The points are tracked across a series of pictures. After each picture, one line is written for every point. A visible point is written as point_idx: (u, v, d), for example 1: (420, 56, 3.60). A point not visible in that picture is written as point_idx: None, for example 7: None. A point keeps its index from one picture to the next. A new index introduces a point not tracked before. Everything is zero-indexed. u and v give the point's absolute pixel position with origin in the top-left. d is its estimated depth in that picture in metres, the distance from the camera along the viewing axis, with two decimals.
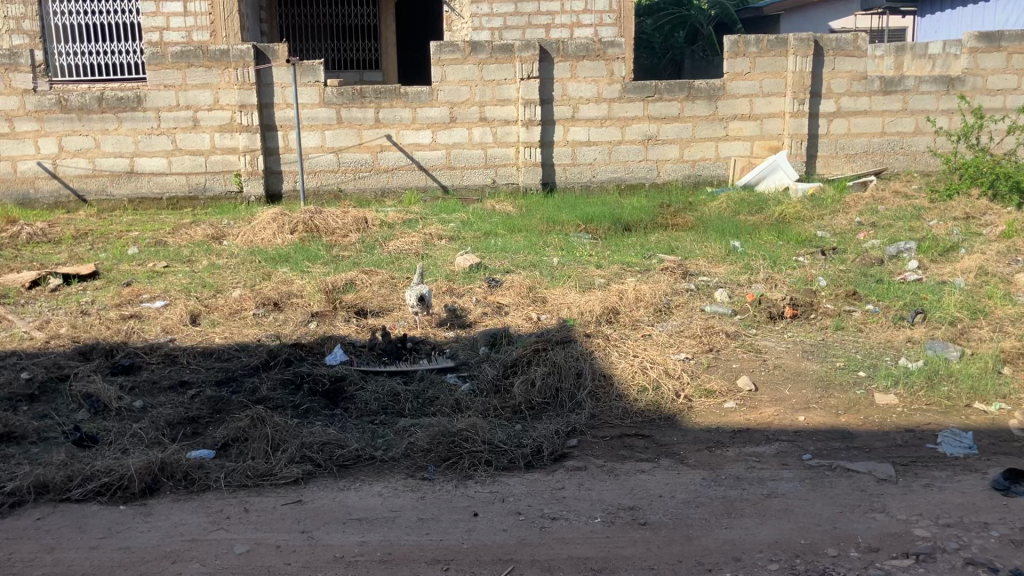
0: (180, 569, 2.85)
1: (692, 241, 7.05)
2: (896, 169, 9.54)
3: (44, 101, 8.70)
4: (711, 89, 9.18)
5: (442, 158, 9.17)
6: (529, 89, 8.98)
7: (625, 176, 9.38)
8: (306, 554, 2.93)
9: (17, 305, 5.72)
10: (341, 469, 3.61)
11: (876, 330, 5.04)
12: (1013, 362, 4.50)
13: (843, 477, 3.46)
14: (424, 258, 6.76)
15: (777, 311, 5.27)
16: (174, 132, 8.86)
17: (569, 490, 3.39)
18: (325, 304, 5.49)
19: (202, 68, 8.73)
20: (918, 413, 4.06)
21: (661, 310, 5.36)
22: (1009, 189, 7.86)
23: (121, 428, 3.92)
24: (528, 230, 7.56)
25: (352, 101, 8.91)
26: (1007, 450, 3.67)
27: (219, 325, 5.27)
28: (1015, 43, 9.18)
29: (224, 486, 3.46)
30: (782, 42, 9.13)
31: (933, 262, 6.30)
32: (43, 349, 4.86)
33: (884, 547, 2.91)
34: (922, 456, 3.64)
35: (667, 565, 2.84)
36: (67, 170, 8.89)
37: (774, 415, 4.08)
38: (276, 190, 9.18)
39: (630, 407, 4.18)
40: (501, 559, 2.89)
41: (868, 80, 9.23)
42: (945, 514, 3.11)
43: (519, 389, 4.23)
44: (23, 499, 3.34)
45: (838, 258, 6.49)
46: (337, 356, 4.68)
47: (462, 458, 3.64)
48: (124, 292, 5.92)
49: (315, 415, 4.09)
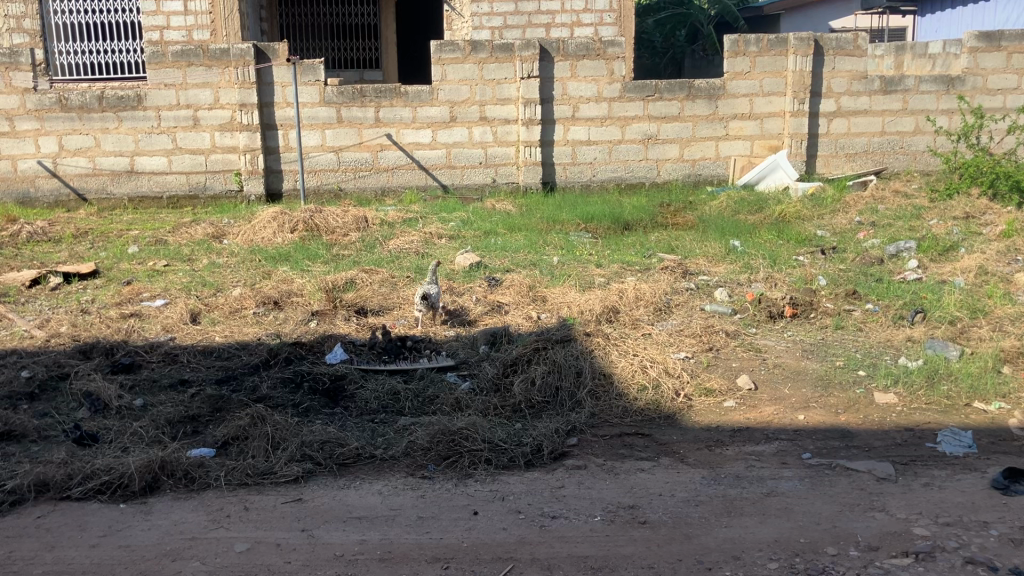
0: (180, 567, 2.85)
1: (692, 240, 7.05)
2: (896, 168, 9.54)
3: (44, 100, 8.71)
4: (711, 89, 9.17)
5: (443, 157, 9.17)
6: (529, 88, 8.98)
7: (625, 175, 9.38)
8: (306, 552, 2.93)
9: (17, 304, 5.73)
10: (341, 467, 3.62)
11: (876, 330, 5.04)
12: (1012, 361, 4.50)
13: (843, 476, 3.46)
14: (424, 257, 6.76)
15: (777, 311, 5.27)
16: (174, 131, 8.87)
17: (569, 489, 3.40)
18: (325, 303, 5.49)
19: (202, 67, 8.73)
20: (917, 412, 4.07)
21: (661, 309, 5.37)
22: (1009, 189, 7.86)
23: (121, 426, 3.92)
24: (528, 229, 7.56)
25: (353, 100, 8.91)
26: (1007, 450, 3.67)
27: (219, 324, 5.28)
28: (1015, 43, 9.18)
29: (224, 484, 3.46)
30: (782, 42, 9.12)
31: (933, 262, 6.30)
32: (43, 348, 4.87)
33: (884, 546, 2.91)
34: (921, 455, 3.64)
35: (667, 564, 2.84)
36: (67, 169, 8.89)
37: (774, 414, 4.09)
38: (276, 189, 9.18)
39: (630, 406, 4.18)
40: (501, 558, 2.89)
41: (868, 80, 9.23)
42: (944, 512, 3.12)
43: (519, 387, 4.24)
44: (23, 497, 3.35)
45: (838, 257, 6.49)
46: (337, 354, 4.68)
47: (462, 456, 3.65)
48: (125, 290, 5.93)
49: (315, 413, 4.10)
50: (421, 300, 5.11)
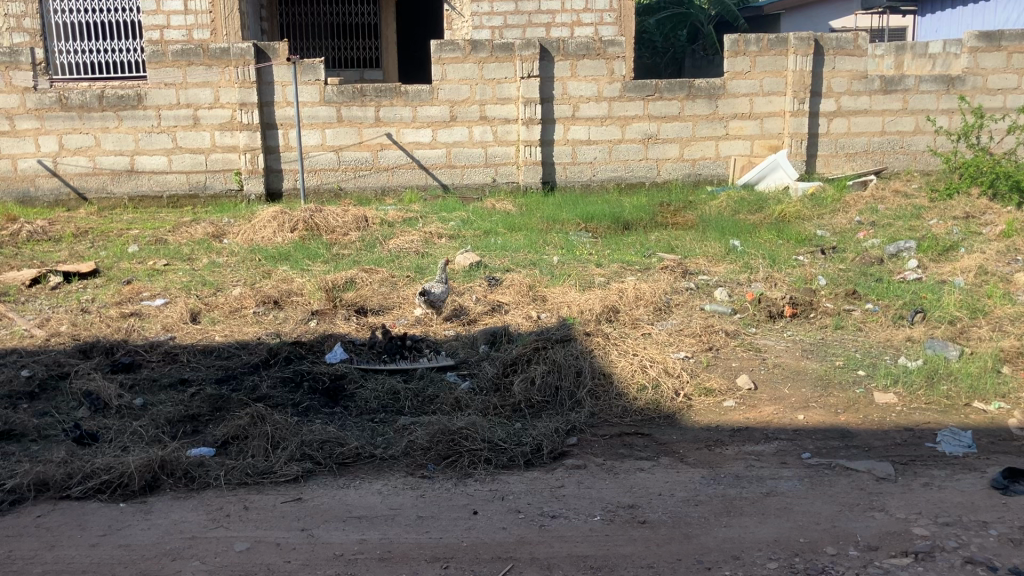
0: (180, 566, 2.85)
1: (691, 240, 7.05)
2: (896, 168, 9.54)
3: (44, 99, 8.71)
4: (711, 88, 9.17)
5: (443, 157, 9.17)
6: (529, 88, 8.98)
7: (625, 175, 9.38)
8: (305, 552, 2.93)
9: (17, 303, 5.73)
10: (341, 467, 3.62)
11: (875, 330, 5.04)
12: (1012, 361, 4.50)
13: (842, 476, 3.46)
14: (424, 257, 6.76)
15: (777, 310, 5.27)
16: (174, 130, 8.87)
17: (569, 489, 3.40)
18: (325, 303, 5.50)
19: (202, 66, 8.73)
20: (917, 412, 4.07)
21: (661, 308, 5.37)
22: (1009, 189, 7.86)
23: (121, 426, 3.93)
24: (528, 229, 7.56)
25: (353, 99, 8.91)
26: (1007, 450, 3.67)
27: (219, 323, 5.28)
28: (1015, 42, 9.18)
29: (224, 484, 3.47)
30: (782, 42, 9.12)
31: (933, 261, 6.30)
32: (43, 347, 4.88)
33: (883, 546, 2.91)
34: (921, 455, 3.64)
35: (667, 563, 2.84)
36: (67, 168, 8.90)
37: (773, 414, 4.09)
38: (276, 189, 9.18)
39: (630, 406, 4.19)
40: (501, 557, 2.90)
41: (868, 80, 9.23)
42: (944, 512, 3.12)
43: (519, 387, 4.24)
44: (23, 496, 3.35)
45: (838, 257, 6.50)
46: (337, 354, 4.69)
47: (461, 456, 3.65)
48: (125, 290, 5.93)
49: (314, 413, 4.10)
50: (420, 297, 5.26)
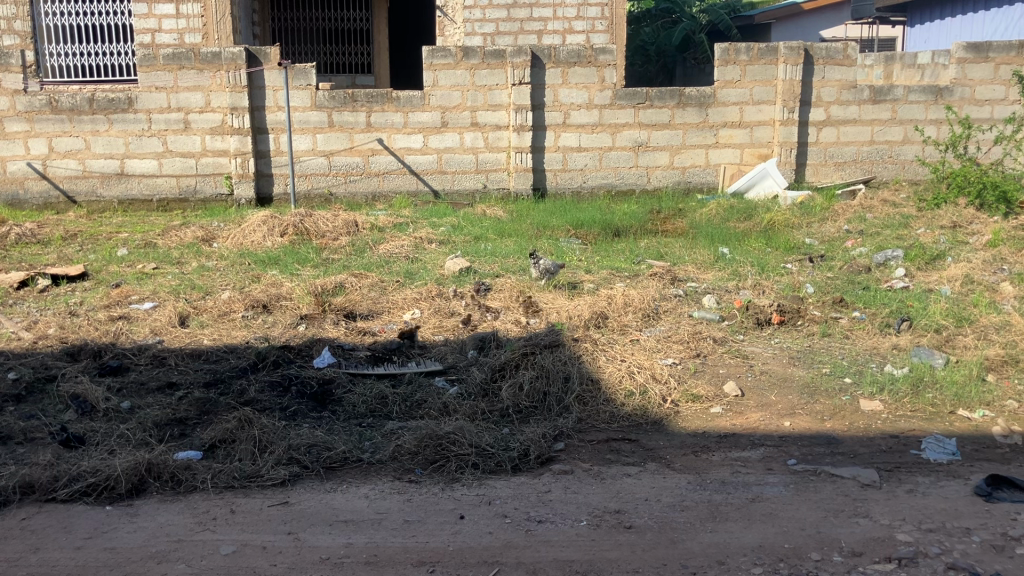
0: (165, 570, 2.85)
1: (681, 247, 7.10)
2: (885, 177, 9.61)
3: (35, 101, 8.68)
4: (701, 97, 9.23)
5: (434, 162, 9.18)
6: (520, 95, 9.02)
7: (615, 182, 9.42)
8: (291, 555, 2.94)
9: (5, 305, 5.71)
10: (328, 471, 3.62)
11: (862, 337, 5.08)
12: (996, 369, 4.54)
13: (828, 482, 3.49)
14: (414, 261, 6.77)
15: (765, 317, 5.31)
16: (164, 134, 8.86)
17: (555, 493, 3.41)
18: (314, 307, 5.52)
19: (193, 70, 8.71)
20: (902, 419, 4.10)
21: (649, 314, 5.40)
22: (997, 200, 7.86)
23: (108, 429, 3.92)
24: (518, 235, 7.60)
25: (344, 105, 8.91)
26: (990, 457, 3.71)
27: (207, 327, 5.28)
28: (1003, 54, 9.30)
29: (211, 487, 3.46)
30: (772, 51, 9.16)
31: (919, 271, 6.35)
32: (30, 350, 4.85)
33: (867, 551, 2.93)
34: (906, 461, 3.67)
35: (651, 567, 2.86)
36: (57, 171, 8.87)
37: (759, 420, 4.11)
38: (266, 194, 9.17)
39: (617, 411, 4.20)
40: (487, 561, 2.90)
41: (857, 89, 9.32)
42: (928, 518, 3.14)
43: (507, 392, 4.27)
44: (8, 499, 3.34)
45: (826, 265, 6.57)
46: (326, 359, 4.70)
47: (449, 460, 3.65)
48: (113, 292, 5.91)
49: (302, 417, 4.10)
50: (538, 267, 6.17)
